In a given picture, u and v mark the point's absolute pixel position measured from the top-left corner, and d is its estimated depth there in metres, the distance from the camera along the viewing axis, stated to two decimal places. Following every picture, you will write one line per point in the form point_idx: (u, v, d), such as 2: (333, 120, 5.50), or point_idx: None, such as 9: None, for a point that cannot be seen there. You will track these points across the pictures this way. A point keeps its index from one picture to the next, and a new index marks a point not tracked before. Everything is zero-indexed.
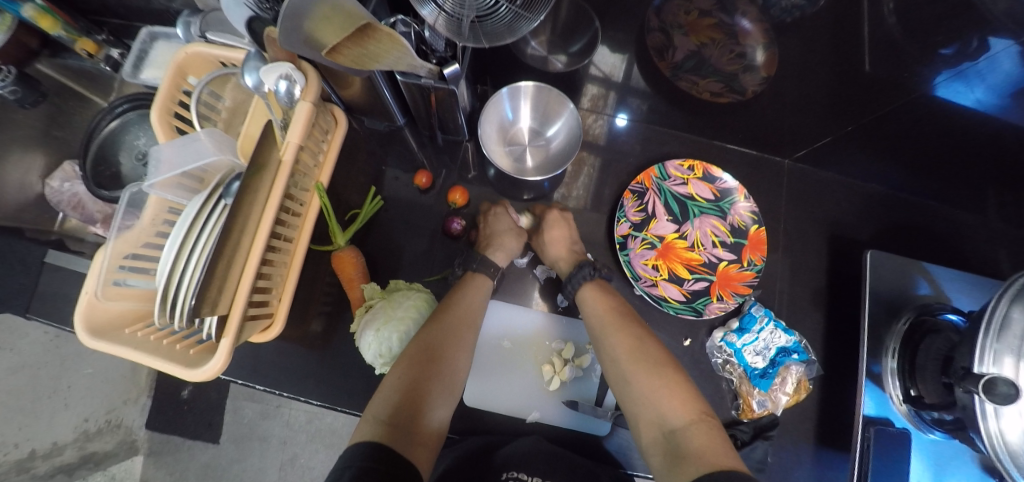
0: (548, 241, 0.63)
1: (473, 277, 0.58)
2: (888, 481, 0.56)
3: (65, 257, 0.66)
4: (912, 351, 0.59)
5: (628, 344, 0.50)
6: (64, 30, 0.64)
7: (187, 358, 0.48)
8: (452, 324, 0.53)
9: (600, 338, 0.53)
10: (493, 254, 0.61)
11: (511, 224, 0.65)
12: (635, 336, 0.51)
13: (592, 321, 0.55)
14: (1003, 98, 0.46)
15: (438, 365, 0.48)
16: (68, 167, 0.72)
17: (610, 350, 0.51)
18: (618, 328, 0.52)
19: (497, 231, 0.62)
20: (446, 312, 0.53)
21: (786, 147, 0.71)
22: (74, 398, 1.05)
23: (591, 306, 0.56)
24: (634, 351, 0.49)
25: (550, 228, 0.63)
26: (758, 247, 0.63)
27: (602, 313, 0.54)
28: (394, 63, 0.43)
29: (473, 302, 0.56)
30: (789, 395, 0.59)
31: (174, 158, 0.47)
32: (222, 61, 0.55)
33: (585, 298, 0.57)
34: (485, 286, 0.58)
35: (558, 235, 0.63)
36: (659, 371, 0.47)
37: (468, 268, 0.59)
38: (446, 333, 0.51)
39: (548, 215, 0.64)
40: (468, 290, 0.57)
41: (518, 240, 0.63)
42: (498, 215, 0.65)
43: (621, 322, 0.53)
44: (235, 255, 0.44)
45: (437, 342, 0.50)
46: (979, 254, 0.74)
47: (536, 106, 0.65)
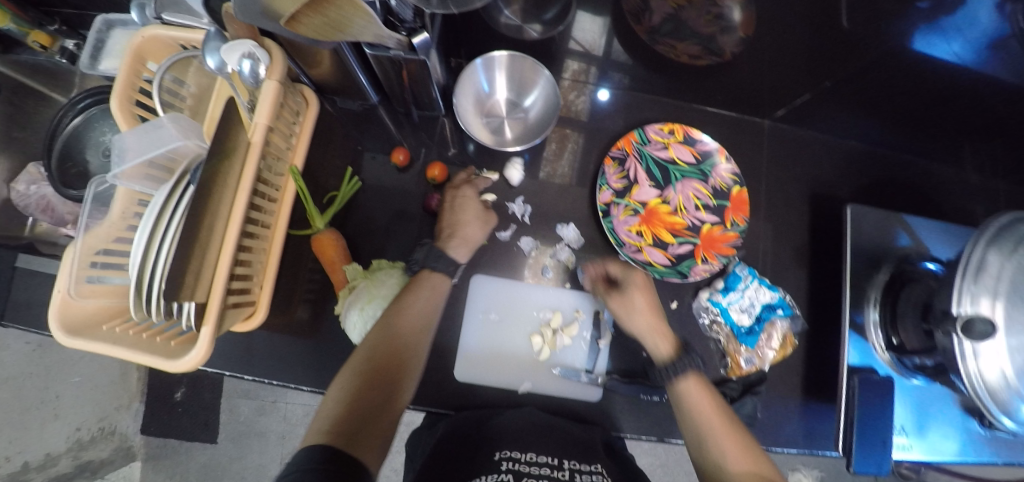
0: (633, 316, 0.58)
1: (428, 276, 0.57)
2: (876, 427, 0.57)
3: (34, 259, 0.62)
4: (893, 300, 0.61)
5: (738, 448, 0.50)
6: (15, 23, 0.61)
7: (168, 348, 0.47)
8: (401, 327, 0.52)
9: (694, 419, 0.51)
10: (455, 250, 0.59)
11: (479, 206, 0.62)
12: (740, 437, 0.51)
13: (700, 421, 0.51)
14: (980, 52, 0.47)
15: (381, 373, 0.48)
16: (33, 168, 0.70)
17: (718, 450, 0.50)
18: (722, 425, 0.51)
19: (462, 220, 0.60)
20: (393, 315, 0.52)
21: (766, 106, 0.71)
22: (64, 409, 1.04)
23: (695, 398, 0.53)
24: (741, 451, 0.50)
25: (633, 298, 0.59)
26: (741, 208, 0.64)
27: (709, 411, 0.52)
28: (360, 33, 0.42)
29: (423, 302, 0.54)
30: (776, 350, 0.60)
31: (138, 147, 0.45)
32: (182, 44, 0.53)
33: (689, 393, 0.53)
34: (439, 282, 0.57)
35: (644, 309, 0.58)
36: (756, 462, 0.50)
37: (427, 265, 0.58)
38: (394, 338, 0.51)
39: (632, 284, 0.60)
40: (418, 290, 0.55)
41: (483, 227, 0.61)
42: (463, 201, 0.62)
43: (727, 423, 0.52)
44: (209, 240, 0.43)
45: (382, 348, 0.50)
46: (954, 204, 0.76)
47: (511, 76, 0.64)
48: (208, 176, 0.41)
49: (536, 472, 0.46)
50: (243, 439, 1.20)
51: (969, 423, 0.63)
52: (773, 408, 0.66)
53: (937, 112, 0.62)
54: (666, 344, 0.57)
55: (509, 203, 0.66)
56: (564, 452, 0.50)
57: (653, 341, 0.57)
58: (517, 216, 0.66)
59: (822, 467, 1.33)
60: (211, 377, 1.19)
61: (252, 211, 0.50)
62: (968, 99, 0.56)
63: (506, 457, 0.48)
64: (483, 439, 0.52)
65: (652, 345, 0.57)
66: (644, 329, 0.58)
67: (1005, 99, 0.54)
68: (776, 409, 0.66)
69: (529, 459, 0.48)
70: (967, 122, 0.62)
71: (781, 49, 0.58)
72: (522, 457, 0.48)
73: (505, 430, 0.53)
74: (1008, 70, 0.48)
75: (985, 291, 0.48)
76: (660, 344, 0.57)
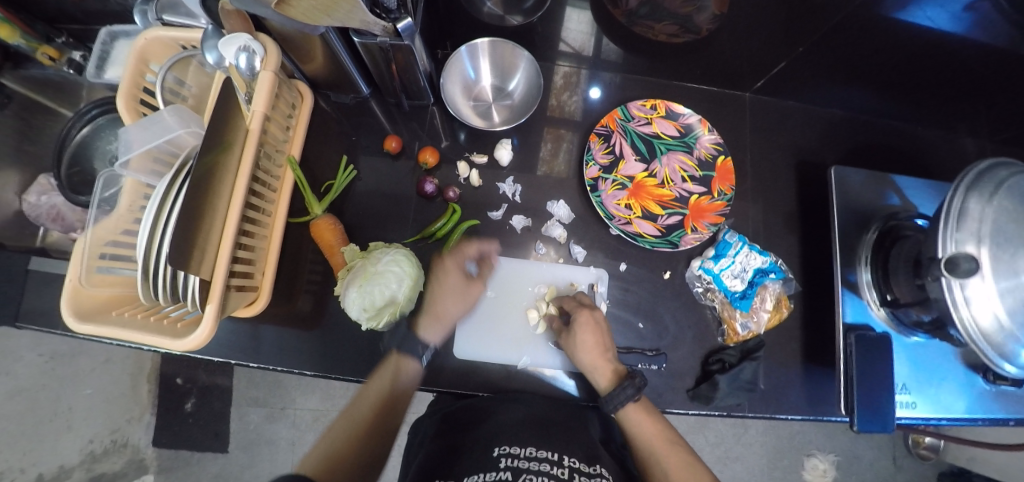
0: (581, 351, 0.58)
1: (395, 363, 0.60)
2: (877, 384, 0.56)
3: (47, 261, 0.65)
4: (884, 257, 0.61)
5: (680, 465, 0.54)
6: (23, 39, 0.65)
7: (174, 332, 0.49)
8: (370, 412, 0.58)
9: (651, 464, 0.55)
10: (427, 333, 0.62)
11: (458, 281, 0.64)
12: (680, 454, 0.56)
13: (645, 443, 0.55)
14: (960, 16, 0.50)
15: (345, 453, 0.54)
16: (43, 180, 0.70)
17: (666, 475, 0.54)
18: (666, 447, 0.55)
19: (438, 302, 0.63)
20: (363, 401, 0.59)
21: (745, 79, 0.74)
22: (77, 420, 1.07)
23: (642, 425, 0.56)
24: (683, 471, 0.54)
25: (583, 335, 0.59)
26: (726, 178, 0.69)
27: (653, 436, 0.55)
28: (344, 18, 0.45)
29: (392, 388, 0.59)
30: (770, 312, 0.64)
31: (144, 140, 0.48)
32: (182, 45, 0.56)
33: (630, 417, 0.56)
34: (408, 371, 0.60)
35: (591, 345, 0.58)
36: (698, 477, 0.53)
37: (394, 349, 0.60)
38: (360, 425, 0.57)
39: (581, 322, 0.59)
40: (387, 375, 0.59)
41: (458, 304, 0.64)
42: (443, 274, 0.65)
43: (669, 445, 0.56)
44: (212, 218, 0.44)
45: (344, 438, 0.56)
46: (941, 166, 0.78)
47: (494, 61, 0.69)
48: (211, 158, 0.43)
49: (536, 467, 0.46)
50: (253, 447, 1.21)
51: (973, 379, 0.62)
52: (774, 375, 0.65)
53: (916, 72, 0.63)
54: (609, 375, 0.57)
55: (499, 183, 0.71)
56: (564, 450, 0.50)
57: (597, 373, 0.58)
58: (507, 196, 0.71)
59: (838, 452, 1.30)
60: (220, 386, 1.21)
61: (252, 196, 0.53)
62: (941, 55, 0.58)
63: (505, 453, 0.48)
64: (479, 442, 0.52)
65: (596, 378, 0.58)
66: (589, 362, 0.58)
67: (976, 53, 0.56)
68: (777, 376, 0.65)
69: (529, 455, 0.48)
70: (943, 81, 0.64)
71: (753, 20, 0.61)
72: (521, 452, 0.49)
73: (503, 429, 0.53)
74: (963, 26, 0.52)
75: (969, 238, 0.44)
76: (603, 375, 0.57)
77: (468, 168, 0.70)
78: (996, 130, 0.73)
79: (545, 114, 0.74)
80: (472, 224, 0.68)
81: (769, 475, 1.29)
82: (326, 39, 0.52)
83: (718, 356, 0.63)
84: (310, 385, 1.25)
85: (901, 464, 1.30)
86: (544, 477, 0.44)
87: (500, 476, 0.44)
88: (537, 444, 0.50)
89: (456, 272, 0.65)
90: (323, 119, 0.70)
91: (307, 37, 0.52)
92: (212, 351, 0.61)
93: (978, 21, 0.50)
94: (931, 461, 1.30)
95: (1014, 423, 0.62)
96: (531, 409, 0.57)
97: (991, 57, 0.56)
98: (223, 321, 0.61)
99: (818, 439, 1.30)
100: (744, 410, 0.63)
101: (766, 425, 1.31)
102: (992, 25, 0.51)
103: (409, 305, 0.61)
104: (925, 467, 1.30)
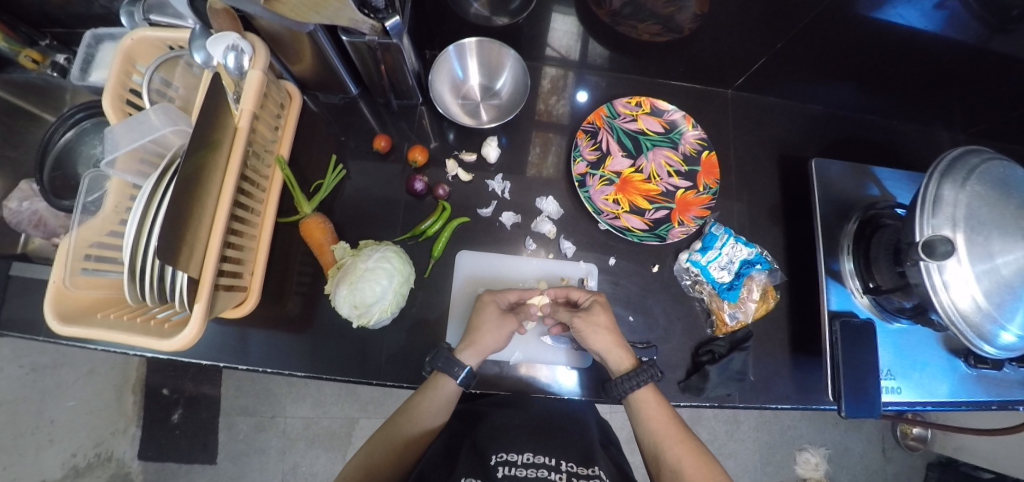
0: (596, 332, 0.58)
1: (436, 378, 0.57)
2: (863, 369, 0.57)
3: (29, 266, 0.63)
4: (865, 246, 0.62)
5: (691, 453, 0.54)
6: (6, 43, 0.65)
7: (161, 333, 0.48)
8: (405, 433, 0.55)
9: (661, 445, 0.55)
10: (465, 355, 0.58)
11: (496, 312, 0.61)
12: (690, 441, 0.56)
13: (654, 427, 0.55)
14: (934, 14, 0.52)
15: (379, 473, 0.53)
16: (24, 185, 0.69)
17: (675, 459, 0.54)
18: (677, 434, 0.55)
19: (478, 330, 0.59)
20: (402, 421, 0.56)
21: (726, 76, 0.76)
22: (59, 434, 1.01)
23: (652, 410, 0.56)
24: (694, 459, 0.54)
25: (597, 314, 0.60)
26: (710, 172, 0.71)
27: (664, 421, 0.55)
28: (334, 16, 0.46)
29: (430, 405, 0.56)
30: (757, 302, 0.65)
31: (130, 139, 0.48)
32: (169, 46, 0.56)
33: (642, 399, 0.57)
34: (450, 389, 0.57)
35: (606, 326, 0.59)
36: (708, 468, 0.54)
37: (435, 367, 0.57)
38: (396, 445, 0.55)
39: (596, 303, 0.61)
40: (428, 392, 0.57)
41: (496, 335, 0.60)
42: (483, 307, 0.61)
43: (681, 432, 0.56)
44: (200, 217, 0.44)
45: (378, 459, 0.53)
46: (916, 159, 0.80)
47: (481, 61, 0.71)
48: (201, 155, 0.43)
49: (534, 475, 0.48)
50: (243, 457, 1.19)
51: (955, 364, 0.63)
52: (764, 365, 0.66)
53: (890, 68, 0.65)
54: (627, 358, 0.58)
55: (489, 181, 0.72)
56: (561, 455, 0.51)
57: (614, 355, 0.58)
58: (497, 193, 0.71)
59: (829, 446, 1.31)
60: (208, 396, 1.20)
61: (241, 195, 0.53)
62: (912, 51, 0.60)
63: (503, 461, 0.49)
64: (478, 447, 0.53)
65: (613, 360, 0.58)
66: (604, 344, 0.58)
67: (945, 49, 0.58)
68: (766, 366, 0.66)
69: (525, 461, 0.49)
70: (915, 76, 0.66)
71: (734, 21, 0.62)
72: (519, 459, 0.50)
73: (501, 435, 0.55)
74: (933, 23, 0.54)
75: (945, 223, 0.45)
76: (621, 357, 0.58)
77: (457, 166, 0.71)
78: (967, 124, 0.76)
79: (534, 118, 0.75)
80: (462, 221, 0.69)
81: (763, 470, 1.29)
82: (314, 38, 0.52)
83: (708, 347, 0.64)
84: (301, 392, 1.23)
85: (891, 456, 1.32)
86: None
87: None
88: (534, 449, 0.52)
89: (495, 305, 0.62)
90: (312, 119, 0.70)
91: (295, 35, 0.52)
92: (200, 354, 0.60)
93: (944, 19, 0.53)
94: (920, 452, 1.32)
95: (997, 406, 0.64)
96: (529, 416, 0.59)
97: (960, 53, 0.59)
98: (211, 323, 0.61)
99: (809, 433, 1.32)
100: (735, 400, 0.64)
101: (758, 420, 1.32)
102: (958, 22, 0.53)
103: (401, 302, 0.61)
104: (914, 459, 1.32)
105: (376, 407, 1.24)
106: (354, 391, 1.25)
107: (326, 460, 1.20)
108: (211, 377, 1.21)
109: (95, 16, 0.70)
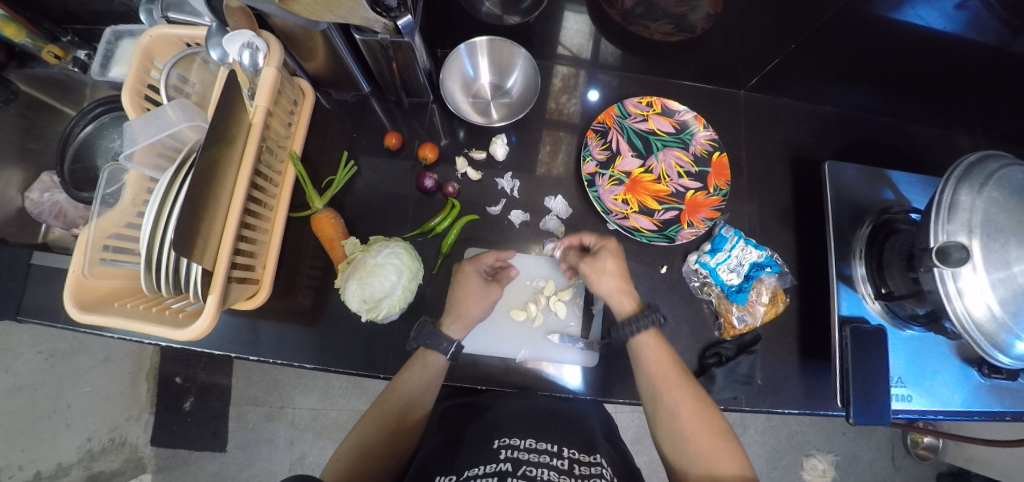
0: (600, 276, 0.59)
1: (423, 354, 0.58)
2: (873, 376, 0.56)
3: (49, 256, 0.65)
4: (878, 251, 0.61)
5: (688, 396, 0.53)
6: (29, 39, 0.67)
7: (176, 323, 0.49)
8: (397, 407, 0.56)
9: (656, 388, 0.53)
10: (451, 329, 0.60)
11: (480, 282, 0.63)
12: (690, 386, 0.54)
13: (652, 371, 0.54)
14: (955, 15, 0.51)
15: (374, 448, 0.54)
16: (47, 177, 0.70)
17: (672, 403, 0.52)
18: (676, 378, 0.53)
19: (462, 300, 0.61)
20: (390, 397, 0.56)
21: (739, 77, 0.75)
22: (75, 418, 1.07)
23: (650, 354, 0.55)
24: (691, 401, 0.52)
25: (604, 260, 0.60)
26: (721, 173, 0.70)
27: (664, 364, 0.54)
28: (346, 14, 0.47)
29: (418, 382, 0.57)
30: (765, 305, 0.64)
31: (146, 135, 0.49)
32: (186, 42, 0.57)
33: (640, 344, 0.56)
34: (438, 363, 0.58)
35: (611, 271, 0.60)
36: (705, 411, 0.52)
37: (421, 343, 0.59)
38: (388, 419, 0.55)
39: (604, 249, 0.61)
40: (415, 368, 0.57)
41: (482, 304, 0.63)
42: (463, 275, 0.62)
43: (681, 376, 0.54)
44: (215, 211, 0.45)
45: (372, 435, 0.54)
46: (932, 162, 0.79)
47: (493, 59, 0.71)
48: (215, 151, 0.43)
49: (537, 459, 0.46)
50: (253, 446, 1.22)
51: (968, 373, 0.61)
52: (772, 369, 0.66)
53: (912, 69, 0.64)
54: (629, 302, 0.58)
55: (498, 179, 0.72)
56: (563, 442, 0.50)
57: (616, 299, 0.59)
58: (505, 191, 0.72)
59: (838, 452, 1.30)
60: (220, 385, 1.22)
61: (254, 189, 0.54)
62: (931, 53, 0.59)
63: (505, 445, 0.48)
64: (479, 436, 0.52)
65: (616, 304, 0.59)
66: (607, 288, 0.59)
67: (965, 51, 0.57)
68: (774, 370, 0.66)
69: (529, 446, 0.48)
70: (934, 78, 0.64)
71: (749, 20, 0.62)
72: (521, 444, 0.49)
73: (503, 422, 0.53)
74: (953, 23, 0.53)
75: (961, 229, 0.45)
76: (623, 301, 0.58)
77: (466, 163, 0.71)
78: (986, 128, 0.74)
79: (544, 116, 0.75)
80: (471, 219, 0.70)
81: (769, 474, 1.29)
82: (328, 36, 0.53)
83: (715, 349, 0.64)
84: (309, 384, 1.25)
85: (901, 465, 1.30)
86: (545, 469, 0.44)
87: (500, 467, 0.44)
88: (537, 436, 0.50)
89: (479, 275, 0.63)
90: (324, 115, 0.71)
91: (309, 32, 0.53)
92: (213, 344, 0.61)
93: (964, 19, 0.52)
94: (930, 462, 1.30)
95: (1011, 417, 0.62)
96: (532, 404, 0.57)
97: (979, 55, 0.57)
98: (222, 314, 0.62)
99: (817, 439, 1.30)
100: (741, 404, 0.64)
101: (766, 424, 1.31)
102: (977, 22, 0.52)
103: (409, 298, 0.62)
104: (925, 469, 1.30)
105: None
106: (361, 384, 1.27)
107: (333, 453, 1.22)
108: (223, 367, 1.23)
109: (116, 12, 0.71)
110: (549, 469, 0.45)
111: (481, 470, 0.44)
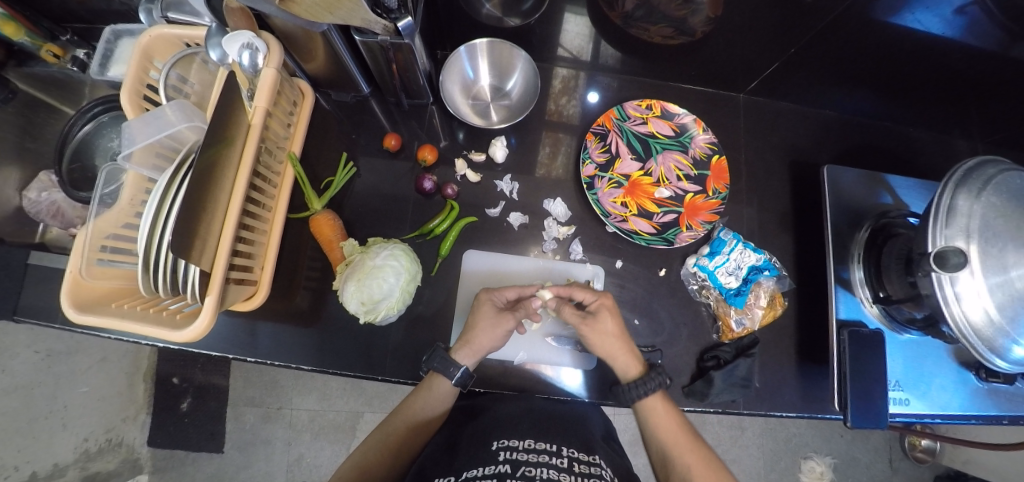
0: (603, 340, 0.58)
1: (430, 379, 0.58)
2: (871, 380, 0.56)
3: (47, 255, 0.64)
4: (876, 255, 0.61)
5: (700, 462, 0.56)
6: (28, 37, 0.67)
7: (173, 324, 0.49)
8: (400, 430, 0.57)
9: (669, 456, 0.57)
10: (460, 354, 0.58)
11: (494, 311, 0.60)
12: (700, 450, 0.57)
13: (664, 438, 0.57)
14: (955, 20, 0.52)
15: (372, 471, 0.54)
16: (45, 177, 0.70)
17: (684, 469, 0.56)
18: (687, 443, 0.57)
19: (474, 329, 0.59)
20: (396, 419, 0.58)
21: (738, 80, 0.75)
22: (71, 419, 1.03)
23: (662, 418, 0.57)
24: (702, 466, 0.55)
25: (604, 321, 0.58)
26: (721, 176, 0.70)
27: (675, 431, 0.56)
28: (347, 16, 0.47)
29: (424, 404, 0.58)
30: (764, 308, 0.65)
31: (144, 136, 0.49)
32: (186, 42, 0.57)
33: (647, 408, 0.57)
34: (446, 389, 0.58)
35: (613, 335, 0.58)
36: (716, 475, 0.55)
37: (432, 368, 0.58)
38: (390, 441, 0.56)
39: (603, 308, 0.59)
40: (422, 391, 0.59)
41: (493, 334, 0.59)
42: (480, 304, 0.60)
43: (691, 441, 0.57)
44: (214, 212, 0.45)
45: (370, 457, 0.55)
46: (929, 166, 0.79)
47: (492, 62, 0.71)
48: (214, 152, 0.43)
49: (535, 459, 0.46)
50: (250, 447, 1.21)
51: (966, 377, 0.61)
52: (771, 372, 0.66)
53: (909, 73, 0.64)
54: (635, 365, 0.58)
55: (497, 181, 0.72)
56: (562, 442, 0.50)
57: (622, 362, 0.58)
58: (505, 193, 0.72)
59: (836, 455, 1.30)
60: (218, 386, 1.23)
61: (253, 190, 0.54)
62: (930, 57, 0.59)
63: (504, 446, 0.48)
64: (478, 437, 0.52)
65: (621, 367, 0.58)
66: (610, 352, 0.58)
67: (962, 56, 0.58)
68: (772, 374, 0.66)
69: (528, 447, 0.48)
70: (934, 83, 0.65)
71: (749, 24, 0.62)
72: (520, 445, 0.49)
73: (502, 424, 0.53)
74: (952, 28, 0.53)
75: (959, 234, 0.45)
76: (630, 365, 0.58)
77: (465, 165, 0.71)
78: (986, 132, 0.74)
79: (544, 118, 0.75)
80: (470, 221, 0.69)
81: (767, 477, 1.29)
82: (328, 37, 0.53)
83: (713, 352, 0.64)
84: (307, 384, 1.25)
85: (898, 467, 1.30)
86: (544, 468, 0.45)
87: (499, 469, 0.44)
88: (536, 437, 0.50)
89: (493, 304, 0.61)
90: (323, 116, 0.71)
91: (309, 34, 0.53)
92: (211, 345, 0.61)
93: (963, 24, 0.52)
94: (928, 465, 1.30)
95: (1009, 421, 0.63)
96: (529, 407, 0.57)
97: (977, 60, 0.58)
98: (220, 316, 0.62)
99: (815, 442, 1.31)
100: (739, 407, 0.64)
101: (764, 427, 1.31)
102: (976, 28, 0.52)
103: (407, 299, 0.62)
104: (922, 471, 1.30)
105: (382, 402, 1.26)
106: (360, 385, 1.27)
107: (331, 454, 1.22)
108: (222, 368, 1.23)
109: (115, 11, 0.71)
110: (548, 468, 0.45)
111: (480, 471, 0.44)
